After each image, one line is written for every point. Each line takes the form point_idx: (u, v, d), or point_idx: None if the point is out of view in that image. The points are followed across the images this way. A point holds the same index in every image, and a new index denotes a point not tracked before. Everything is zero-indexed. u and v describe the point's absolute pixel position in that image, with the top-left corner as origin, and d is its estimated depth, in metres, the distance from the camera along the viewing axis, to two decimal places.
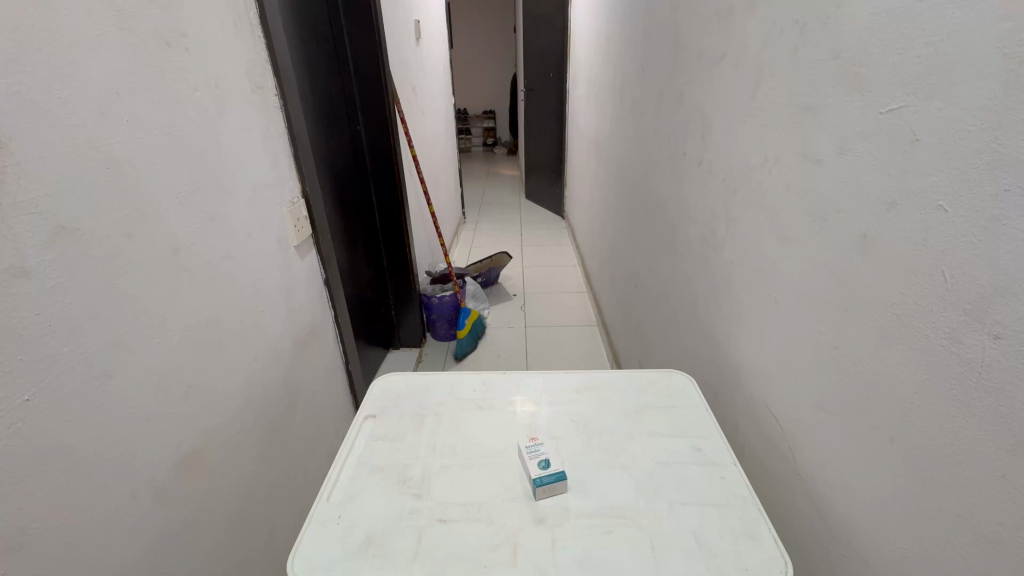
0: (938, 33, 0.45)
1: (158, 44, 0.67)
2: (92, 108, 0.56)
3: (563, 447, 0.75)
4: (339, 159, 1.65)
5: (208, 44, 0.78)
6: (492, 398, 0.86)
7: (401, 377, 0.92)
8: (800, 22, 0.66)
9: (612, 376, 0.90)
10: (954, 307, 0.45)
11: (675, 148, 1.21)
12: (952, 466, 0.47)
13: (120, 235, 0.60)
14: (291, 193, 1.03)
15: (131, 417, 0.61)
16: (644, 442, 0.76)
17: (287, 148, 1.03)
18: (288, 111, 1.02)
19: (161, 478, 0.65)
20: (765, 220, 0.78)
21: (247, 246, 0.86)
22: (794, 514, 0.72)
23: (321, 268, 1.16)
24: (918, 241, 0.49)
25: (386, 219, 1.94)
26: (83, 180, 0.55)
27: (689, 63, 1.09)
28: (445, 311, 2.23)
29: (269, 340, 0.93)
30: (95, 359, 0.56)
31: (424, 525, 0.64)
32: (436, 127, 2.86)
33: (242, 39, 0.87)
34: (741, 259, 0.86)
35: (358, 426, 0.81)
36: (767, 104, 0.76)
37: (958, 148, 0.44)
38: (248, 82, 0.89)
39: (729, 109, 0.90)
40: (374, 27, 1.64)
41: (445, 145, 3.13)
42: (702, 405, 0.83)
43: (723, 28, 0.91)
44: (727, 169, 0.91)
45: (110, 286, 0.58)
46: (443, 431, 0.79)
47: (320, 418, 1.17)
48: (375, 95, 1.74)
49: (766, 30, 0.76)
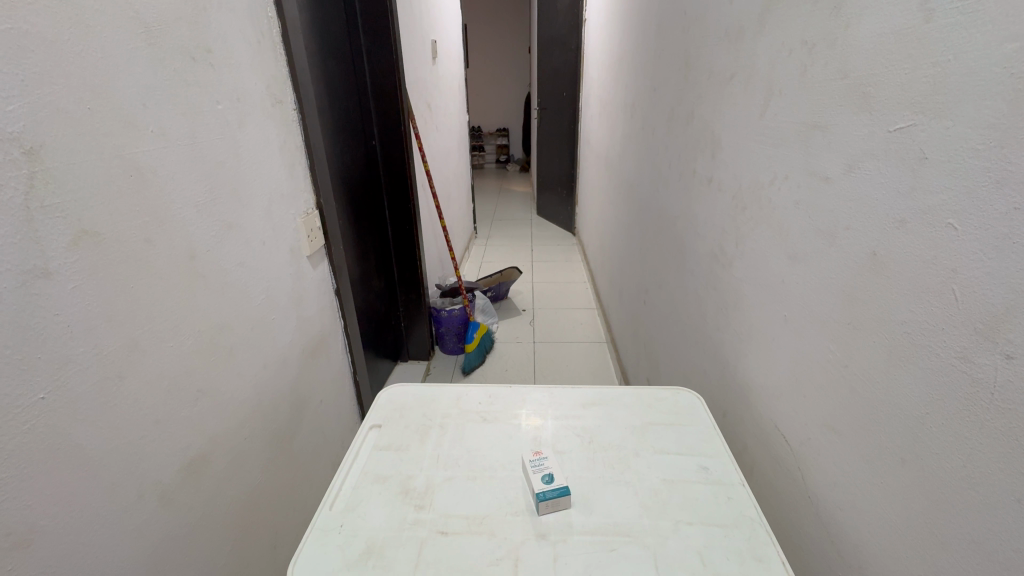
0: (945, 53, 0.46)
1: (184, 59, 0.70)
2: (118, 118, 0.59)
3: (567, 462, 0.75)
4: (355, 173, 1.69)
5: (233, 61, 0.81)
6: (498, 410, 0.86)
7: (408, 388, 0.93)
8: (809, 43, 0.67)
9: (618, 393, 0.90)
10: (964, 325, 0.45)
11: (685, 165, 1.21)
12: (964, 489, 0.46)
13: (141, 241, 0.62)
14: (306, 204, 1.05)
15: (142, 420, 0.62)
16: (649, 459, 0.75)
17: (304, 161, 1.05)
18: (305, 125, 1.04)
19: (168, 481, 0.65)
20: (775, 237, 0.77)
21: (261, 255, 0.88)
22: (802, 537, 0.70)
23: (332, 278, 1.18)
24: (928, 258, 0.48)
25: (399, 231, 1.97)
26: (107, 188, 0.57)
27: (700, 82, 1.10)
28: (453, 324, 2.24)
29: (280, 349, 0.94)
30: (109, 360, 0.57)
31: (425, 537, 0.64)
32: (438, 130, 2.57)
33: (265, 55, 0.90)
34: (751, 276, 0.85)
35: (363, 436, 0.81)
36: (776, 122, 0.77)
37: (966, 166, 0.44)
38: (268, 97, 0.92)
39: (739, 128, 0.90)
40: (391, 47, 1.69)
41: (444, 152, 2.75)
42: (708, 423, 0.82)
43: (734, 48, 0.92)
44: (737, 186, 0.91)
45: (127, 289, 0.60)
46: (447, 443, 0.79)
47: (327, 428, 1.17)
48: (391, 112, 1.78)
49: (775, 51, 0.77)
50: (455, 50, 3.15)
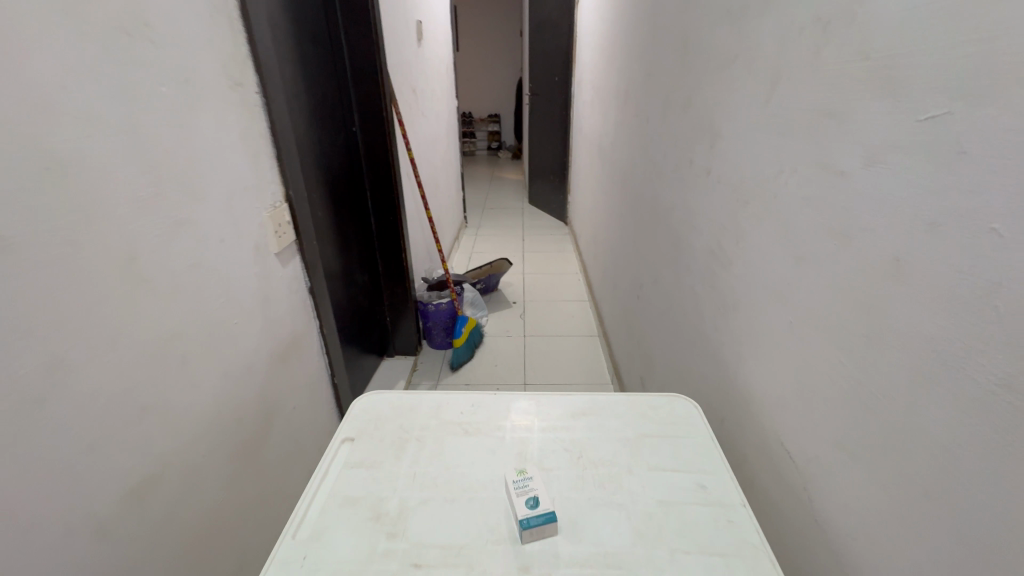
0: (992, 30, 0.39)
1: (117, 34, 0.61)
2: (29, 101, 0.50)
3: (554, 481, 0.69)
4: (334, 161, 1.60)
5: (180, 38, 0.72)
6: (481, 421, 0.80)
7: (384, 396, 0.86)
8: (823, 20, 0.60)
9: (610, 400, 0.84)
10: (1007, 347, 0.39)
11: (681, 155, 1.15)
12: (998, 531, 0.40)
13: (64, 243, 0.54)
14: (272, 198, 0.97)
15: (72, 445, 0.55)
16: (643, 477, 0.70)
17: (270, 149, 0.96)
18: (270, 110, 0.95)
19: (106, 511, 0.59)
20: (779, 236, 0.71)
21: (220, 253, 0.80)
22: (806, 561, 0.65)
23: (305, 276, 1.10)
24: (964, 268, 0.42)
25: (383, 222, 1.89)
26: (16, 183, 0.49)
27: (698, 67, 1.03)
28: (441, 319, 2.17)
29: (243, 355, 0.87)
30: (25, 380, 0.50)
31: (397, 571, 0.58)
32: (425, 116, 2.50)
33: (220, 32, 0.82)
34: (752, 276, 0.79)
35: (334, 452, 0.75)
36: (782, 110, 0.70)
37: (1014, 162, 0.38)
38: (226, 78, 0.83)
39: (740, 115, 0.83)
40: (371, 26, 1.59)
41: (433, 139, 2.68)
42: (706, 435, 0.77)
43: (736, 28, 0.85)
44: (736, 178, 0.85)
45: (47, 298, 0.52)
46: (424, 460, 0.73)
47: (300, 435, 1.10)
48: (372, 96, 1.69)
49: (783, 30, 0.69)
50: (447, 43, 3.17)
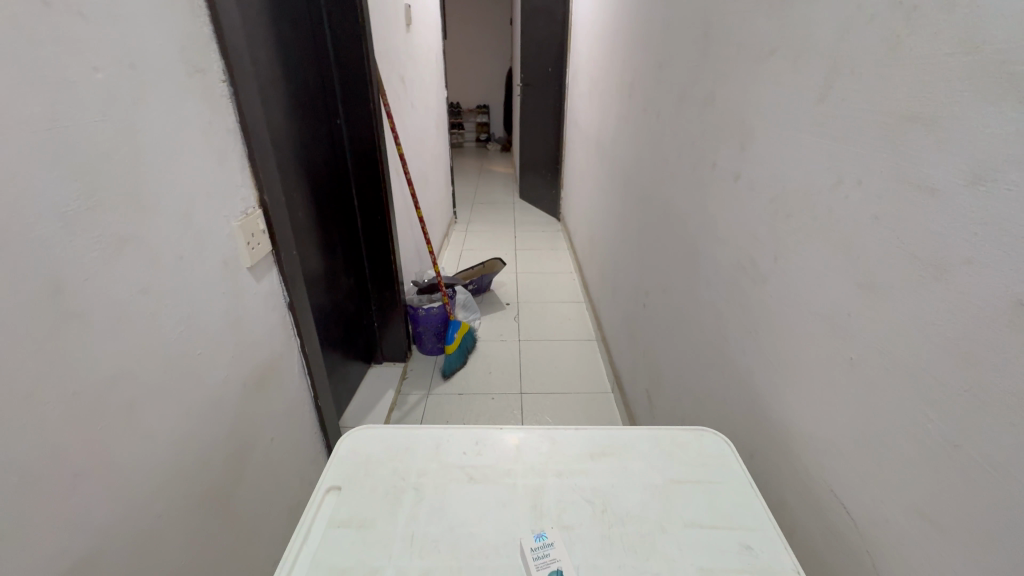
0: None
1: (34, 6, 0.49)
2: None
3: (577, 543, 0.59)
4: (316, 156, 1.46)
5: (122, 13, 0.59)
6: (488, 464, 0.70)
7: (375, 433, 0.75)
8: (905, 5, 0.50)
9: (633, 436, 0.75)
10: None
11: (700, 155, 1.05)
12: None
13: None
14: (243, 203, 0.85)
15: None
16: (679, 536, 0.60)
17: (239, 146, 0.84)
18: (240, 101, 0.82)
19: None
20: (835, 257, 0.61)
21: (177, 272, 0.68)
22: None
23: (283, 289, 0.97)
24: None
25: (369, 221, 1.76)
26: None
27: (725, 58, 0.93)
28: (432, 323, 2.05)
29: (209, 387, 0.75)
30: None
31: None
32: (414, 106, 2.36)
33: (177, 8, 0.69)
34: (796, 300, 0.70)
35: (317, 506, 0.64)
36: (841, 111, 0.60)
37: None
38: (184, 63, 0.70)
39: (781, 115, 0.73)
40: (356, 8, 1.45)
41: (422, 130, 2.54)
42: (745, 481, 0.67)
43: (776, 14, 0.75)
44: (775, 187, 0.75)
45: None
46: (423, 517, 0.63)
47: (280, 466, 0.99)
48: (358, 85, 1.55)
49: (844, 17, 0.59)
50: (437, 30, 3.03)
